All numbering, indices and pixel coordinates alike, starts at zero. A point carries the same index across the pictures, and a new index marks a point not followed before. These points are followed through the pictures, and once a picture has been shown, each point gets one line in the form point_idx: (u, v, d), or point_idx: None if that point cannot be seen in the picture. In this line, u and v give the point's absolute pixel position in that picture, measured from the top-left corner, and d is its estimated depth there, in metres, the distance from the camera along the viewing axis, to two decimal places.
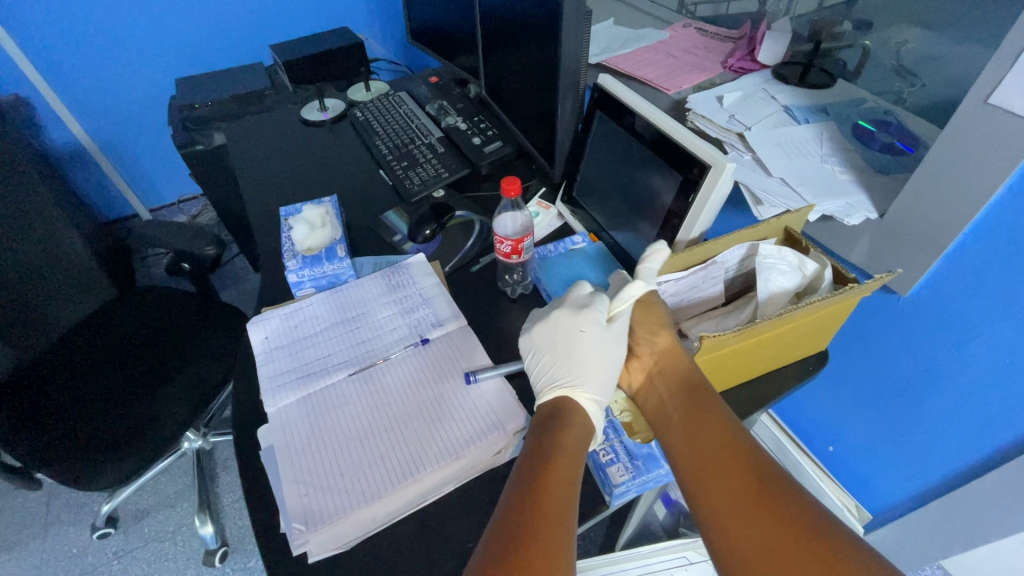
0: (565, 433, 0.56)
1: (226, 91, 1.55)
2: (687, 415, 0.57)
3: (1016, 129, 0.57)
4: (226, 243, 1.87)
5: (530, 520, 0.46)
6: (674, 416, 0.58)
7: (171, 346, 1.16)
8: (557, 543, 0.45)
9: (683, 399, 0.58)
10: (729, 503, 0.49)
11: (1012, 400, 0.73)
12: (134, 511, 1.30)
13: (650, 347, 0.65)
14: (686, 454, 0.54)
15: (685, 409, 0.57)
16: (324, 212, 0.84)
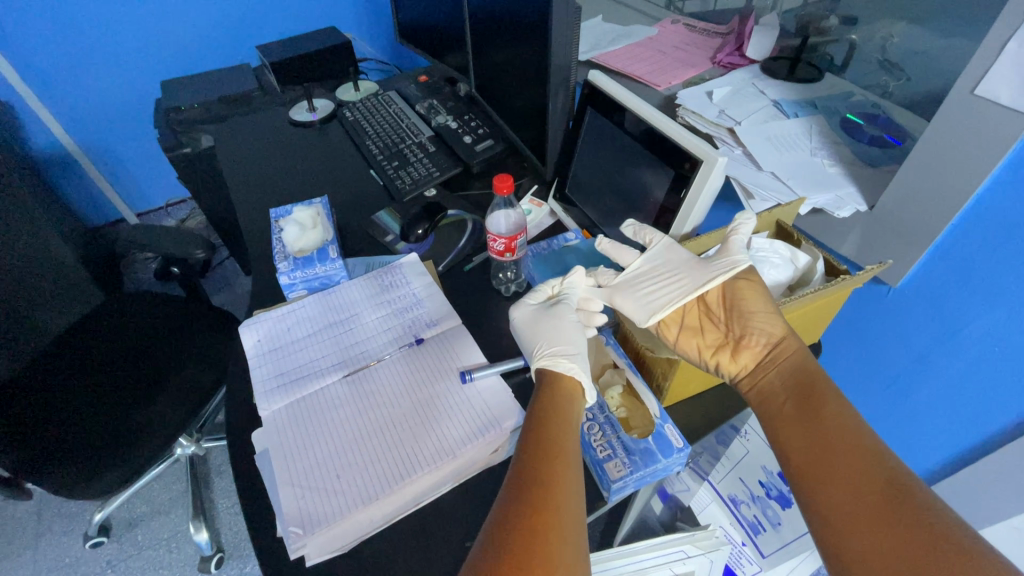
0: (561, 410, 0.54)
1: (213, 93, 1.53)
2: (809, 422, 0.53)
3: (1002, 119, 0.58)
4: (216, 246, 1.86)
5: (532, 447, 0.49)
6: (796, 427, 0.53)
7: (161, 351, 1.14)
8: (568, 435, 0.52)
9: (803, 401, 0.55)
10: (852, 502, 0.46)
11: (1002, 388, 0.74)
12: (128, 520, 1.29)
13: (765, 338, 0.60)
14: (817, 475, 0.49)
15: (800, 419, 0.53)
16: (315, 214, 0.83)
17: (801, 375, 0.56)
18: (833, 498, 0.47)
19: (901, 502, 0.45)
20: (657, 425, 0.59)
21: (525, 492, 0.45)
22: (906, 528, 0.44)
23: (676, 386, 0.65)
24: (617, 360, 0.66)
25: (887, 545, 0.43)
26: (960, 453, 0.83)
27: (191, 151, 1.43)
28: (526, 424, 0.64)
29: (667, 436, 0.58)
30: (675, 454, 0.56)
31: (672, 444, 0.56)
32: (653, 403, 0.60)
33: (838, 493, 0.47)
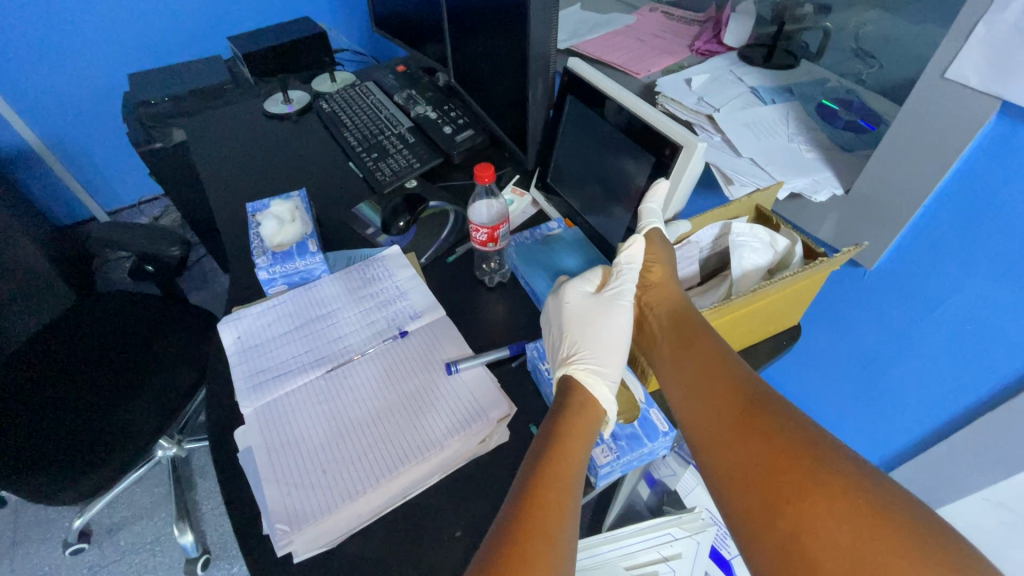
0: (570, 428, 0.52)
1: (185, 86, 1.49)
2: (682, 353, 0.57)
3: (971, 101, 0.60)
4: (192, 244, 1.81)
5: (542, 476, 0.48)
6: (677, 359, 0.57)
7: (138, 352, 1.11)
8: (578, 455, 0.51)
9: (676, 334, 0.59)
10: (716, 421, 0.51)
11: (970, 365, 0.76)
12: (109, 525, 1.26)
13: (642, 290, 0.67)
14: (693, 405, 0.53)
15: (677, 350, 0.58)
16: (293, 207, 0.81)
17: (671, 314, 0.62)
18: (706, 424, 0.51)
19: (760, 415, 0.49)
20: (642, 410, 0.60)
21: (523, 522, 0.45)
22: (763, 438, 0.47)
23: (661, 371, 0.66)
24: None
25: (745, 457, 0.47)
26: (933, 429, 0.86)
27: (162, 146, 1.39)
28: (513, 414, 0.63)
29: (652, 420, 0.58)
30: (661, 438, 0.57)
31: (658, 429, 0.57)
32: (639, 389, 0.61)
33: (710, 418, 0.51)
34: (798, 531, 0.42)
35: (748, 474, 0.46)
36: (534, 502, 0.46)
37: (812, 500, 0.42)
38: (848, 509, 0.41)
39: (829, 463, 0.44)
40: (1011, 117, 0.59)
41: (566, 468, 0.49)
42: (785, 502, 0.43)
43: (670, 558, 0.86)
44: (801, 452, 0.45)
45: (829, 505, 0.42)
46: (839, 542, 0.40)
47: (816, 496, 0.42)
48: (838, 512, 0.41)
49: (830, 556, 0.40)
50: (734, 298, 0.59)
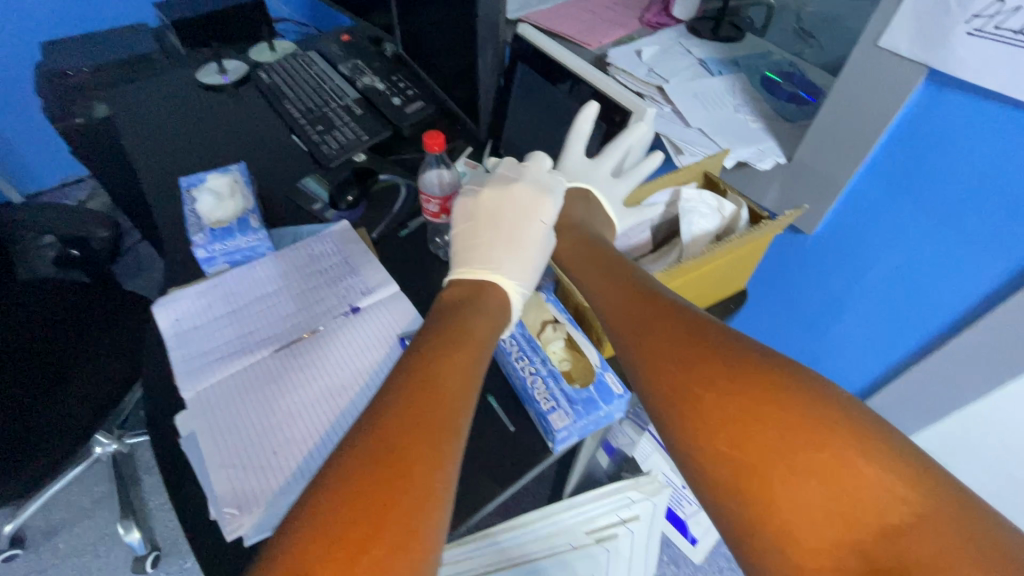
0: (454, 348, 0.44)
1: (106, 56, 1.37)
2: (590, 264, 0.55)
3: (901, 69, 0.62)
4: (126, 229, 1.69)
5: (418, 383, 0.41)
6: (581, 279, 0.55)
7: (66, 344, 1.03)
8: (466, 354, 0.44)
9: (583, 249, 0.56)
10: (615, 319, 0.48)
11: (897, 323, 0.82)
12: (45, 528, 1.18)
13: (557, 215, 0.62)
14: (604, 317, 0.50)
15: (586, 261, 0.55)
16: (232, 180, 0.77)
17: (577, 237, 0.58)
18: (617, 329, 0.48)
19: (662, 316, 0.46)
20: (597, 374, 0.60)
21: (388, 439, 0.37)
22: (665, 335, 0.43)
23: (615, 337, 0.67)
24: (557, 316, 0.65)
25: (651, 354, 0.43)
26: (866, 385, 0.92)
27: (84, 121, 1.28)
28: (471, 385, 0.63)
29: (607, 384, 0.59)
30: (615, 401, 0.58)
31: (613, 392, 0.58)
32: (594, 354, 0.61)
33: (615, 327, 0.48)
34: (713, 423, 0.38)
35: (653, 372, 0.42)
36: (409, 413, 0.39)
37: (716, 388, 0.39)
38: (751, 395, 0.38)
39: (732, 354, 0.40)
40: (936, 84, 0.62)
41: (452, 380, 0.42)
42: (693, 396, 0.39)
43: (628, 520, 0.90)
44: (704, 346, 0.42)
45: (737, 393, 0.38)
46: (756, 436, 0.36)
47: (724, 383, 0.39)
48: (746, 398, 0.38)
49: (742, 444, 0.37)
50: (683, 262, 0.60)
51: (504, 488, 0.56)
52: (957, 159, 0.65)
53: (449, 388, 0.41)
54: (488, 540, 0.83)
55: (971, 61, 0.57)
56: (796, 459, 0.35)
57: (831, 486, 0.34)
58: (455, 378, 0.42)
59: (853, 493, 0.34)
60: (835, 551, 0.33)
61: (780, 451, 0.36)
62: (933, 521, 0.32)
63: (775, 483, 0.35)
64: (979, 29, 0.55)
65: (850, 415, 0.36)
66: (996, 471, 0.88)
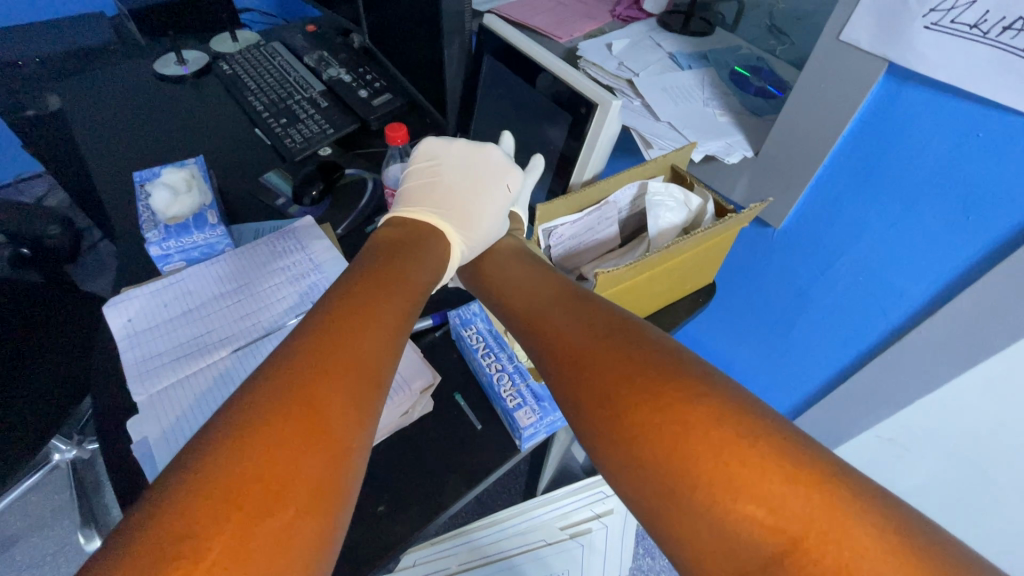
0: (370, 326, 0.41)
1: (59, 45, 1.31)
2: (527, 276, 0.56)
3: (862, 63, 0.63)
4: (86, 226, 1.63)
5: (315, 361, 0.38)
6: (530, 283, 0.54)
7: (16, 348, 0.98)
8: (368, 332, 0.41)
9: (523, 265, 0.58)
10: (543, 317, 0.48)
11: (860, 315, 0.83)
12: (0, 540, 1.13)
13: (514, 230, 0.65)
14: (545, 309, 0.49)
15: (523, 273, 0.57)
16: (188, 175, 0.73)
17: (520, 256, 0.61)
18: (540, 328, 0.47)
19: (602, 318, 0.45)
20: None
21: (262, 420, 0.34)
22: (586, 330, 0.44)
23: None
24: None
25: (571, 351, 0.43)
26: (832, 376, 0.94)
27: (36, 113, 1.22)
28: (437, 383, 0.60)
29: None
30: None
31: None
32: None
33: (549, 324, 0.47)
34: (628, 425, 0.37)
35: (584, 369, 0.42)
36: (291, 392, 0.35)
37: (635, 388, 0.38)
38: (669, 400, 0.36)
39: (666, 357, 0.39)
40: (894, 80, 0.63)
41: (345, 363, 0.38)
42: (607, 391, 0.39)
43: (602, 514, 0.90)
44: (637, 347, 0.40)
45: (654, 396, 0.37)
46: (665, 422, 0.36)
47: (644, 386, 0.38)
48: (663, 401, 0.36)
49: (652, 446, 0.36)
50: (649, 256, 0.59)
51: (469, 488, 0.55)
52: (917, 148, 0.66)
53: (339, 393, 0.37)
54: (462, 539, 0.85)
55: (927, 55, 0.57)
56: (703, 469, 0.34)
57: (732, 497, 0.32)
58: (340, 397, 0.37)
59: (761, 507, 0.32)
60: (738, 561, 0.31)
61: (686, 457, 0.34)
62: (829, 540, 0.30)
63: (681, 487, 0.34)
64: (936, 23, 0.55)
65: (757, 420, 0.35)
66: (956, 459, 0.90)
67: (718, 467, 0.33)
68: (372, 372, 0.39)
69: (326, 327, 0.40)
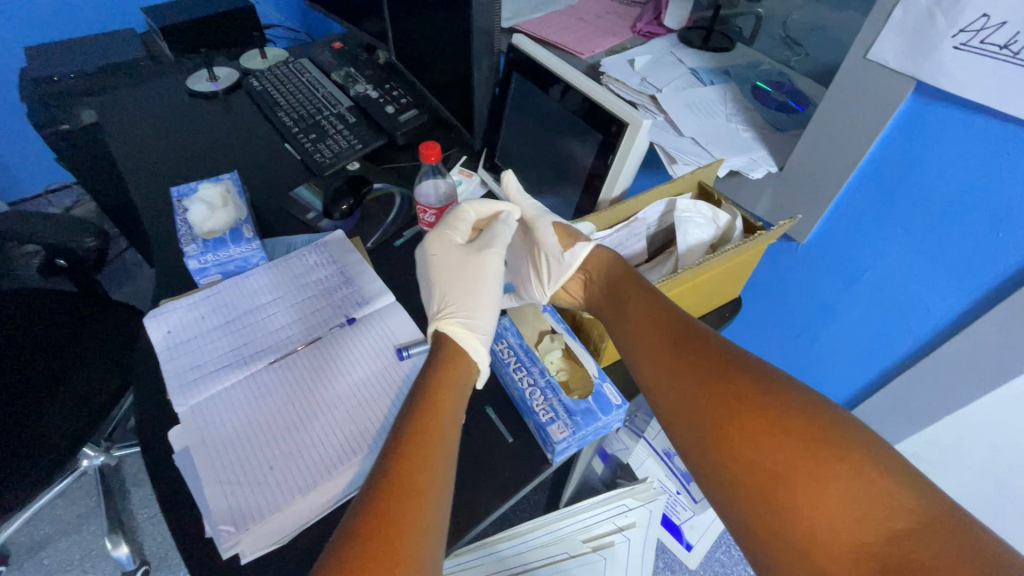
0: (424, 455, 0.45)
1: (93, 61, 1.35)
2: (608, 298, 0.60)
3: (890, 81, 0.63)
4: (113, 236, 1.67)
5: (406, 451, 0.45)
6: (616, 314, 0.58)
7: (50, 355, 1.01)
8: (444, 421, 0.48)
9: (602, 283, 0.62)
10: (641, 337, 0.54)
11: (888, 330, 0.83)
12: (30, 544, 1.16)
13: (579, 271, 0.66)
14: (643, 340, 0.53)
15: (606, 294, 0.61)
16: (224, 191, 0.76)
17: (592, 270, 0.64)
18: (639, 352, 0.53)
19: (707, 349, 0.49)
20: (596, 385, 0.60)
21: (376, 515, 0.41)
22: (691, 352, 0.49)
23: (612, 346, 0.67)
24: (554, 326, 0.66)
25: (679, 373, 0.49)
26: (856, 391, 0.93)
27: (69, 127, 1.26)
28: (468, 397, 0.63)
29: (606, 395, 0.59)
30: (614, 411, 0.58)
31: (611, 403, 0.58)
32: (591, 364, 0.61)
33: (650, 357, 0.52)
34: (754, 459, 0.42)
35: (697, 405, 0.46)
36: (395, 487, 0.42)
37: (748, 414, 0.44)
38: (790, 430, 0.42)
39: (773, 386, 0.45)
40: (922, 97, 0.64)
41: (432, 448, 0.46)
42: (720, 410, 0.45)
43: (625, 527, 0.90)
44: (744, 380, 0.46)
45: (777, 428, 0.42)
46: (775, 440, 0.42)
47: (763, 420, 0.43)
48: (785, 435, 0.42)
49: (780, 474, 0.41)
50: (680, 273, 0.60)
51: (502, 501, 0.56)
52: (943, 177, 0.67)
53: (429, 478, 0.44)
54: (486, 551, 0.84)
55: (958, 74, 0.58)
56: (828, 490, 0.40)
57: (851, 511, 0.39)
58: (428, 479, 0.44)
59: (881, 519, 0.38)
60: (850, 556, 0.38)
61: (817, 480, 0.40)
62: (938, 528, 0.37)
63: (807, 510, 0.40)
64: (965, 43, 0.56)
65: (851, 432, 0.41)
66: (984, 475, 0.89)
67: (831, 476, 0.40)
68: (447, 454, 0.47)
69: (387, 471, 0.43)
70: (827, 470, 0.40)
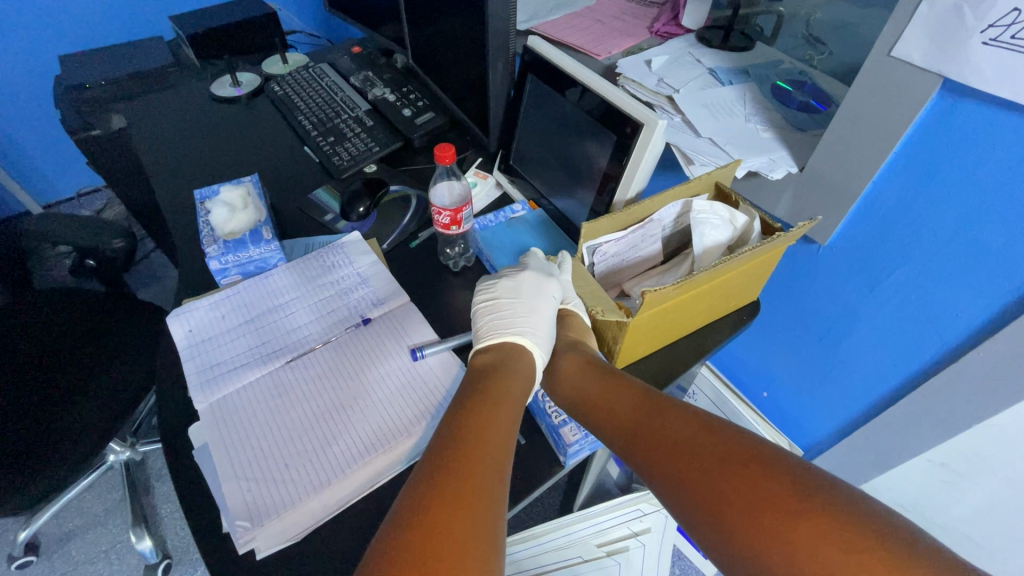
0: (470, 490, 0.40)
1: (122, 68, 1.40)
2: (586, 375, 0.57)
3: (916, 77, 0.62)
4: (140, 239, 1.73)
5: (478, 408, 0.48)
6: (581, 372, 0.57)
7: (81, 353, 1.05)
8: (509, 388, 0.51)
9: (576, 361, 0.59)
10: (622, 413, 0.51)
11: (916, 332, 0.80)
12: (59, 536, 1.19)
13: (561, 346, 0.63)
14: (605, 399, 0.53)
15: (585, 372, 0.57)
16: (244, 193, 0.77)
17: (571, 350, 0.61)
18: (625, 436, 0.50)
19: (665, 407, 0.49)
20: None
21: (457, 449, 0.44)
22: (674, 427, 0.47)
23: (627, 347, 0.66)
24: None
25: (661, 452, 0.46)
26: (881, 397, 0.91)
27: (100, 133, 1.30)
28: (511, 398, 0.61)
29: None
30: None
31: None
32: None
33: (612, 417, 0.51)
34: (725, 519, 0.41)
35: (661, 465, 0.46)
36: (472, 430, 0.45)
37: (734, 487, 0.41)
38: (753, 483, 0.41)
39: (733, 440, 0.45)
40: (949, 95, 0.62)
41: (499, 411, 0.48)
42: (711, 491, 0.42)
43: (640, 533, 0.89)
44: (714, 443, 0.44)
45: (739, 483, 0.41)
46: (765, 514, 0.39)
47: (726, 471, 0.42)
48: (742, 483, 0.41)
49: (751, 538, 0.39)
50: (696, 275, 0.59)
51: (512, 503, 0.55)
52: (968, 177, 0.65)
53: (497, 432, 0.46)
54: None
55: (989, 70, 0.56)
56: (791, 541, 0.38)
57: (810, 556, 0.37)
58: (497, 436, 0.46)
59: (850, 564, 0.36)
60: None
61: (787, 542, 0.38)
62: None
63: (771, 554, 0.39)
64: (994, 39, 0.54)
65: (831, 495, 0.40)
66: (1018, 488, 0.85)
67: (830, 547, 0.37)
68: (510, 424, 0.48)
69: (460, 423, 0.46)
70: (792, 529, 0.38)
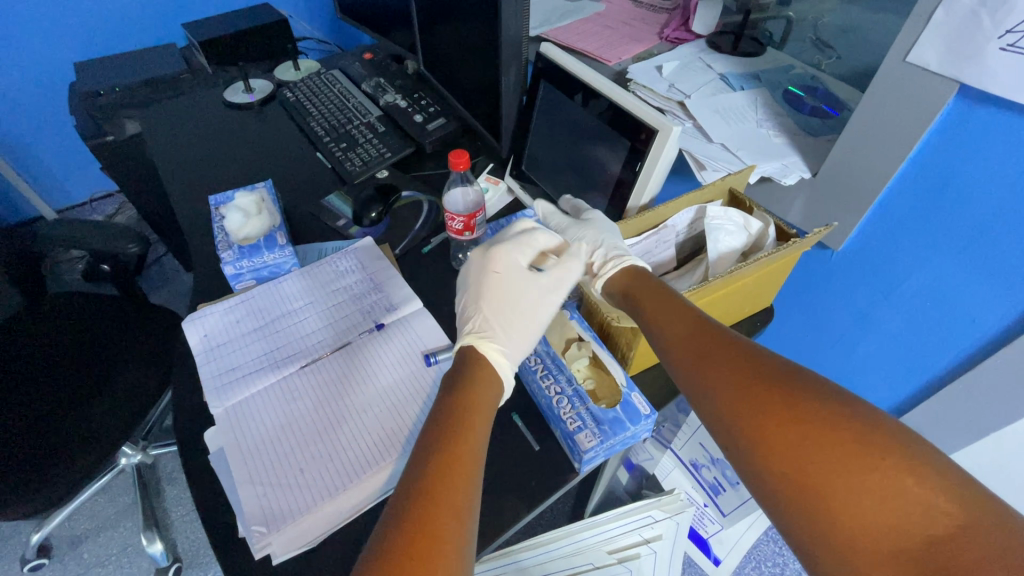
0: (441, 531, 0.40)
1: (136, 75, 1.41)
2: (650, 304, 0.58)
3: (932, 82, 0.61)
4: (151, 243, 1.74)
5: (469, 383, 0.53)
6: (651, 327, 0.55)
7: (95, 357, 1.05)
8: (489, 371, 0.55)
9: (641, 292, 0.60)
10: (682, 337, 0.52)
11: (931, 339, 0.79)
12: (71, 538, 1.20)
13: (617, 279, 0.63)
14: (675, 345, 0.52)
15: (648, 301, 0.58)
16: (259, 199, 0.77)
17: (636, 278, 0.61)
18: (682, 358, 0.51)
19: (726, 349, 0.49)
20: (624, 394, 0.60)
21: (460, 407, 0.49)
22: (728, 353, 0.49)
23: (641, 354, 0.66)
24: (581, 333, 0.66)
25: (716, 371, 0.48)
26: (895, 405, 0.90)
27: (115, 138, 1.32)
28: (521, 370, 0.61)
29: (634, 404, 0.58)
30: (643, 421, 0.57)
31: (640, 412, 0.57)
32: (619, 372, 0.61)
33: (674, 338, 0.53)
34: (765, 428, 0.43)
35: (741, 417, 0.44)
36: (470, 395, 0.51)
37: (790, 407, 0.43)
38: (804, 408, 0.43)
39: (822, 400, 0.43)
40: (966, 100, 0.62)
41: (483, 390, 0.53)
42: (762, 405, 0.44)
43: (651, 540, 0.89)
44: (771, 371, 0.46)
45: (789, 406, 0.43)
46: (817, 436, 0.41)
47: (825, 442, 0.41)
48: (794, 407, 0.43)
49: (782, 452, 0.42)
50: (711, 281, 0.59)
51: (528, 510, 0.55)
52: (987, 183, 0.64)
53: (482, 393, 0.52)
54: (508, 560, 0.83)
55: (1008, 77, 0.56)
56: (828, 459, 0.41)
57: (881, 510, 0.38)
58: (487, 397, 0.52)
59: (882, 487, 0.39)
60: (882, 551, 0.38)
61: (826, 461, 0.40)
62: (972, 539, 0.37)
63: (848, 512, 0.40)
64: (1012, 45, 0.54)
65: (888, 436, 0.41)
66: None
67: (871, 473, 0.39)
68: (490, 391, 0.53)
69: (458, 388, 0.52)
70: (839, 451, 0.41)
